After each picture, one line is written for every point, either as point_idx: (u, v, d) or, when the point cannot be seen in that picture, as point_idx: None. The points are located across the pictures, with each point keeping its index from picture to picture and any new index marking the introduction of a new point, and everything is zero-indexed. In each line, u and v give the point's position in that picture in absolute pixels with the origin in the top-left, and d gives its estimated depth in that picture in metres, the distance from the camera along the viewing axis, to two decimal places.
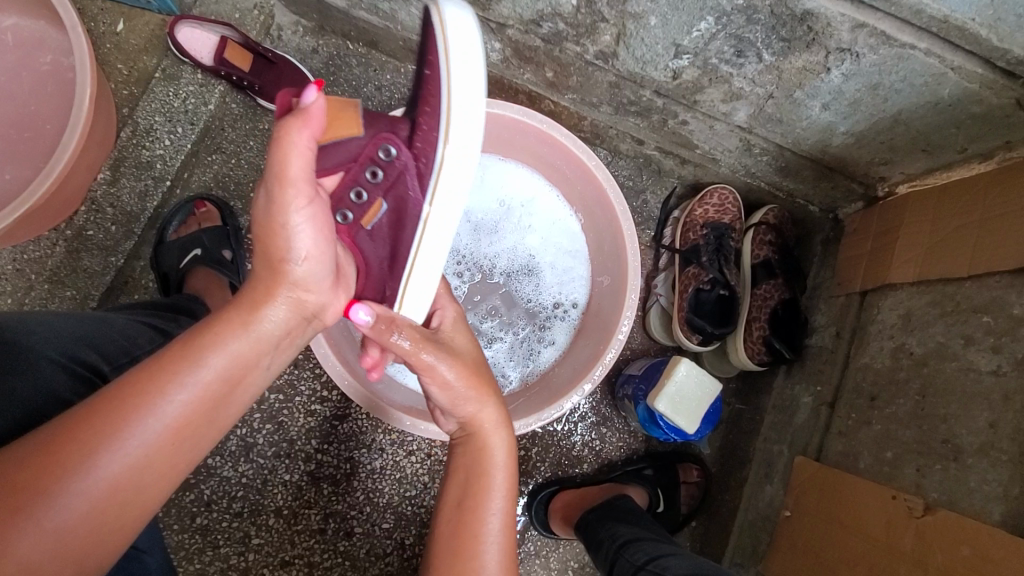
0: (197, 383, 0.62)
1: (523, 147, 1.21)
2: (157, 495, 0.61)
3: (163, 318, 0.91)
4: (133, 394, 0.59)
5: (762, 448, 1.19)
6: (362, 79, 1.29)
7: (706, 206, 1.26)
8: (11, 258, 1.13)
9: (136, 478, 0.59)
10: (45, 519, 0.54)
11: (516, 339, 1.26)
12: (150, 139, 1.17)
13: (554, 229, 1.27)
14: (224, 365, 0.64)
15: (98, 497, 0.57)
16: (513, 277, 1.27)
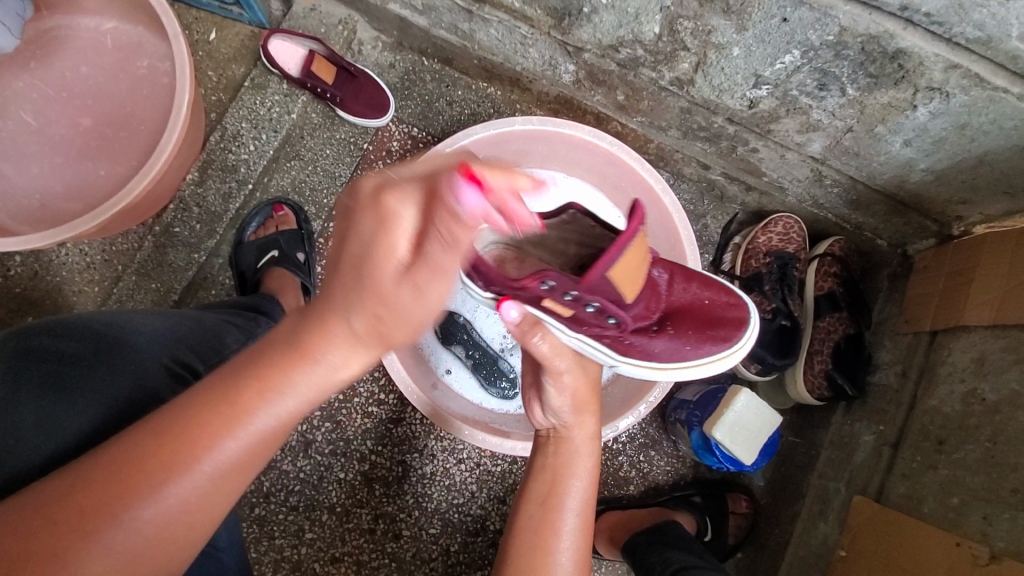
0: (244, 429, 0.57)
1: (589, 168, 1.23)
2: (213, 521, 0.61)
3: (245, 318, 0.96)
4: (179, 437, 0.57)
5: (817, 484, 1.17)
6: (435, 94, 1.34)
7: (770, 234, 1.25)
8: (103, 248, 1.21)
9: (187, 511, 0.59)
10: (106, 543, 0.56)
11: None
12: (237, 145, 1.24)
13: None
14: (293, 404, 0.58)
15: (156, 526, 0.58)
16: None
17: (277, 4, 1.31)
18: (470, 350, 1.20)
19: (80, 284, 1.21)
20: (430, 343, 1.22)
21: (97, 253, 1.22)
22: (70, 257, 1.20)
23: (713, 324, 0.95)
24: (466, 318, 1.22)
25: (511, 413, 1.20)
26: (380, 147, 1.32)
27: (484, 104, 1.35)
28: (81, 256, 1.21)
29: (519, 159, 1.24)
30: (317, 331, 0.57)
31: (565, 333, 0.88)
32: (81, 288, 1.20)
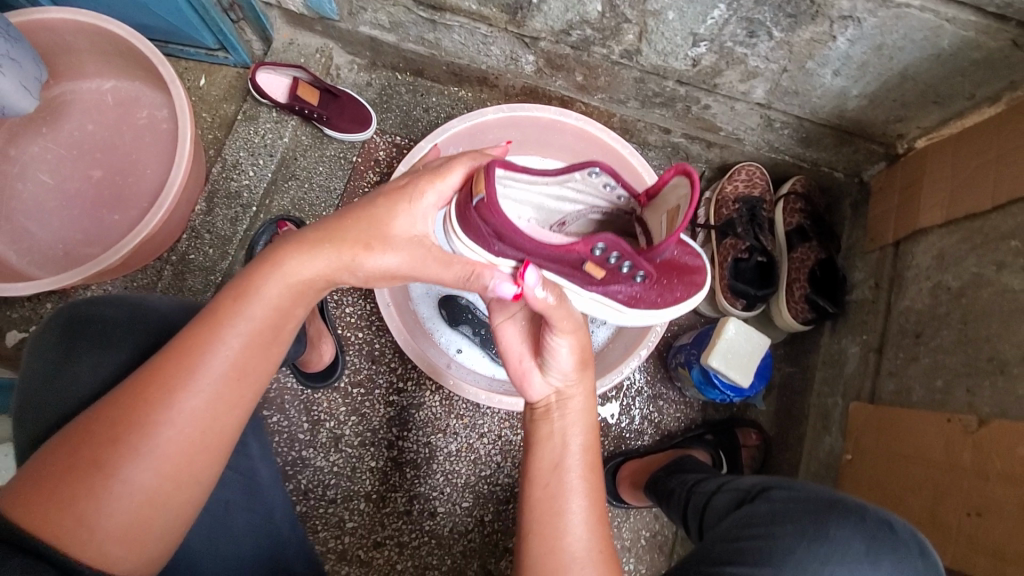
0: (245, 328, 0.69)
1: (562, 147, 1.34)
2: (234, 425, 0.69)
3: None
4: (188, 347, 0.67)
5: (818, 403, 1.24)
6: (412, 104, 1.46)
7: (736, 183, 1.35)
8: (124, 285, 1.31)
9: (209, 414, 0.67)
10: (148, 449, 0.65)
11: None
12: (237, 172, 1.35)
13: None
14: (262, 316, 0.71)
15: (186, 428, 0.66)
16: None
17: (258, 44, 1.44)
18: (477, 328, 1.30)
19: None
20: (438, 326, 1.30)
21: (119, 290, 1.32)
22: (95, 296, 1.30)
23: (679, 272, 1.01)
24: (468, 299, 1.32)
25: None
26: (368, 158, 1.42)
27: (457, 106, 1.47)
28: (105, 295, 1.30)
29: None
30: (267, 262, 0.72)
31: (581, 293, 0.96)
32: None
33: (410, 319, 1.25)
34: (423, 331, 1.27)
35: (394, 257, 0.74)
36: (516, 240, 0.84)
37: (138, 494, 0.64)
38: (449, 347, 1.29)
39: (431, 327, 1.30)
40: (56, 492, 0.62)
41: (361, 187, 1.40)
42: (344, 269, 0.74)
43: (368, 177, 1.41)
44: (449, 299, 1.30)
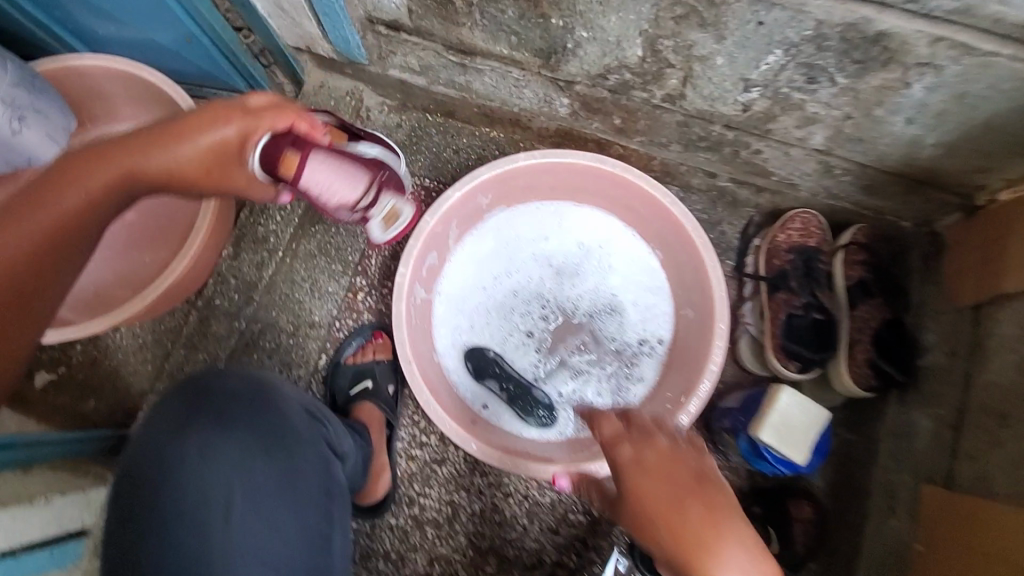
0: (84, 187, 0.82)
1: (596, 193, 1.26)
2: (3, 253, 0.77)
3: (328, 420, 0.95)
4: (18, 217, 0.78)
5: (883, 478, 1.11)
6: (442, 145, 1.42)
7: (789, 231, 1.25)
8: (154, 328, 1.30)
9: (57, 234, 0.80)
10: (63, 277, 0.84)
11: (602, 381, 1.24)
12: (265, 217, 1.33)
13: (636, 266, 1.29)
14: (87, 189, 0.82)
15: (26, 246, 0.78)
16: (597, 317, 1.27)
17: (291, 86, 1.44)
18: (505, 384, 1.22)
19: (135, 363, 1.30)
20: (465, 381, 1.22)
21: (149, 332, 1.31)
22: (126, 339, 1.30)
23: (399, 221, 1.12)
24: (496, 352, 1.24)
25: (553, 440, 1.19)
26: None
27: (489, 147, 1.42)
28: (135, 338, 1.30)
29: (528, 194, 1.28)
30: (54, 182, 0.81)
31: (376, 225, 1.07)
32: (137, 367, 1.29)
33: (432, 373, 1.16)
34: (447, 385, 1.19)
35: (179, 150, 0.86)
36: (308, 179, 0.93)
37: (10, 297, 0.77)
38: (475, 404, 1.20)
39: (457, 381, 1.22)
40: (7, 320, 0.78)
41: None
42: (126, 175, 0.84)
43: None
44: (477, 353, 1.23)
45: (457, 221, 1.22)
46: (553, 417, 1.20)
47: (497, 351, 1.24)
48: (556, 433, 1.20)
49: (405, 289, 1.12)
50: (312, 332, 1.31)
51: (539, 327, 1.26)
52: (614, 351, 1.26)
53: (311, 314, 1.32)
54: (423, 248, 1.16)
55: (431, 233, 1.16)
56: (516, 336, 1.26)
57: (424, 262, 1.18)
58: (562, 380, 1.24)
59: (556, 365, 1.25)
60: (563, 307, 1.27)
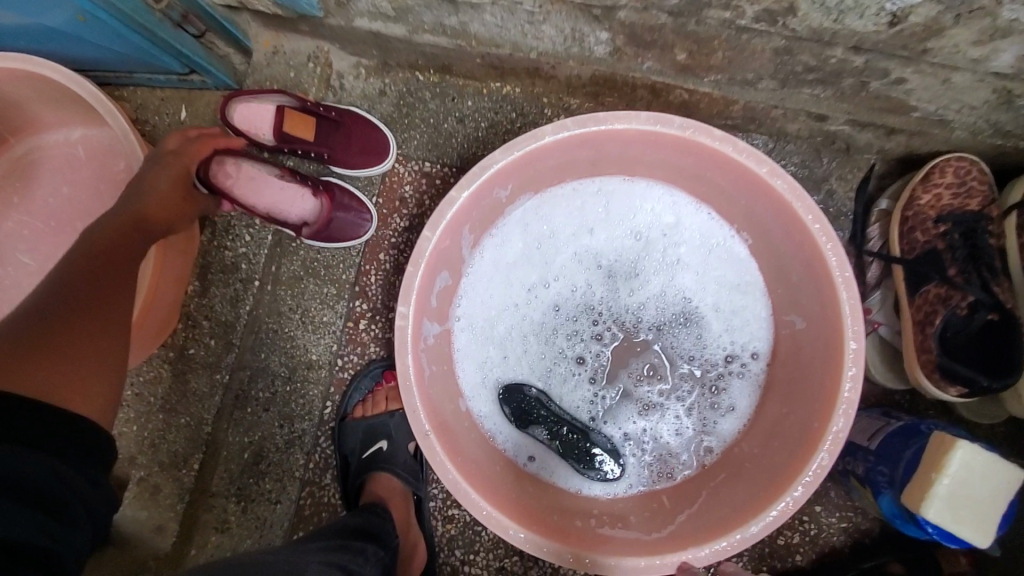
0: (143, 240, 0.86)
1: (656, 163, 0.91)
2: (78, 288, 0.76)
3: (348, 552, 0.76)
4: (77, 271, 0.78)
5: None
6: (441, 114, 1.07)
7: (939, 189, 0.87)
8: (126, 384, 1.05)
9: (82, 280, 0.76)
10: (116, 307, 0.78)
11: (679, 413, 0.96)
12: (231, 238, 1.05)
13: (715, 256, 0.96)
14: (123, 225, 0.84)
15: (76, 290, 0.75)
16: (666, 328, 0.98)
17: (238, 56, 1.11)
18: (554, 429, 0.95)
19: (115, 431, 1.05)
20: (502, 430, 0.95)
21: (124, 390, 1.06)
22: None
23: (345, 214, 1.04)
24: (539, 387, 0.97)
25: (622, 497, 0.93)
26: (391, 196, 1.08)
27: (503, 108, 1.06)
28: None
29: (562, 174, 0.94)
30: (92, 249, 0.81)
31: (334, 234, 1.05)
32: (118, 430, 1.04)
33: (460, 431, 0.89)
34: (481, 439, 0.93)
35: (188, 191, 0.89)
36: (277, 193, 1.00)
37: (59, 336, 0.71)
38: (518, 457, 0.95)
39: (492, 431, 0.95)
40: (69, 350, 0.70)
41: (386, 237, 1.08)
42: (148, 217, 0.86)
43: (394, 223, 1.08)
44: (514, 392, 0.95)
45: (471, 224, 0.91)
46: (619, 468, 0.94)
47: (540, 385, 0.97)
48: (625, 487, 0.94)
49: (412, 333, 0.83)
50: (311, 374, 1.07)
51: (592, 348, 0.98)
52: (693, 372, 0.97)
53: (307, 352, 1.07)
54: (429, 272, 0.86)
55: (436, 250, 0.85)
56: (563, 363, 0.98)
57: (432, 288, 0.88)
58: (628, 415, 0.97)
59: (617, 396, 0.97)
60: (622, 319, 0.98)
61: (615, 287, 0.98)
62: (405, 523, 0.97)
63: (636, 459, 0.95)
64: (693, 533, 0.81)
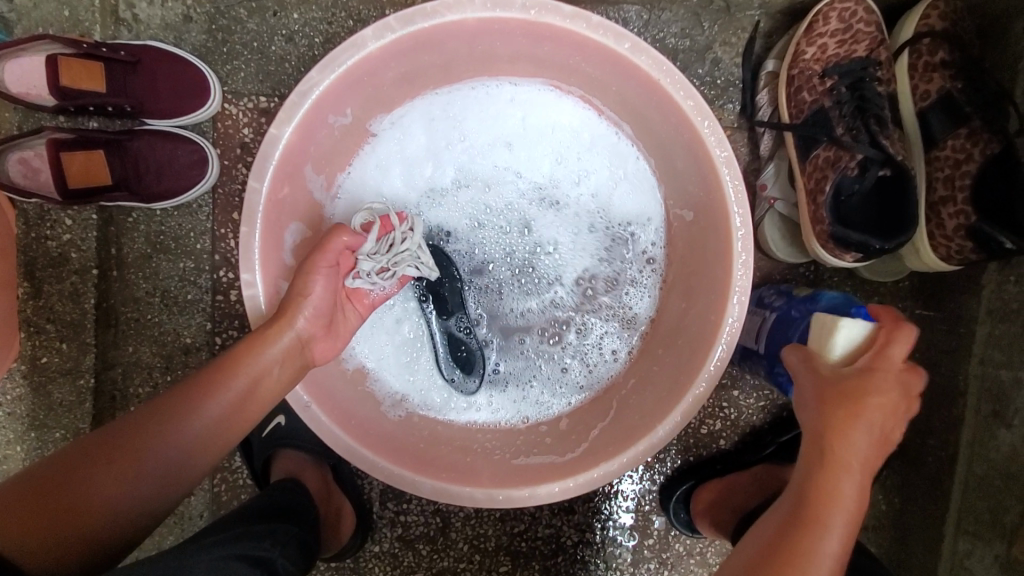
0: (321, 315, 0.70)
1: (514, 55, 0.79)
2: (169, 428, 0.60)
3: (258, 535, 0.66)
4: (205, 381, 0.62)
5: (982, 373, 0.83)
6: (266, 34, 0.90)
7: (820, 41, 0.80)
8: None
9: (141, 416, 0.60)
10: (145, 452, 0.59)
11: (567, 344, 0.90)
12: (48, 224, 0.91)
13: (612, 168, 0.86)
14: (282, 350, 0.66)
15: (134, 420, 0.60)
16: (575, 232, 0.89)
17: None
18: (467, 352, 0.87)
19: None
20: (381, 363, 0.87)
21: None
22: None
23: (174, 166, 0.89)
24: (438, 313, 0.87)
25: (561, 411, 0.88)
26: (229, 144, 0.92)
27: (337, 17, 0.90)
28: None
29: (410, 86, 0.81)
30: (251, 340, 0.65)
31: (166, 193, 0.89)
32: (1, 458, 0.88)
33: (344, 390, 0.82)
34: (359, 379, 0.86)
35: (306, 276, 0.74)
36: (89, 155, 0.86)
37: (70, 479, 0.57)
38: (390, 403, 0.86)
39: (377, 370, 0.87)
40: (84, 467, 0.57)
41: (236, 193, 0.93)
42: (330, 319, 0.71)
43: (241, 174, 0.93)
44: (394, 312, 0.88)
45: (313, 162, 0.78)
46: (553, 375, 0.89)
47: (435, 303, 0.87)
48: (561, 398, 0.89)
49: (266, 305, 0.73)
50: (190, 359, 0.96)
51: (482, 263, 0.90)
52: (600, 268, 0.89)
53: (178, 336, 0.96)
54: (270, 229, 0.73)
55: (274, 202, 0.73)
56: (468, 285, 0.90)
57: (282, 245, 0.77)
58: (552, 319, 0.91)
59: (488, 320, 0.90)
60: (519, 223, 0.88)
61: (525, 214, 0.88)
62: (326, 490, 0.91)
63: (501, 380, 0.90)
64: (606, 446, 0.78)
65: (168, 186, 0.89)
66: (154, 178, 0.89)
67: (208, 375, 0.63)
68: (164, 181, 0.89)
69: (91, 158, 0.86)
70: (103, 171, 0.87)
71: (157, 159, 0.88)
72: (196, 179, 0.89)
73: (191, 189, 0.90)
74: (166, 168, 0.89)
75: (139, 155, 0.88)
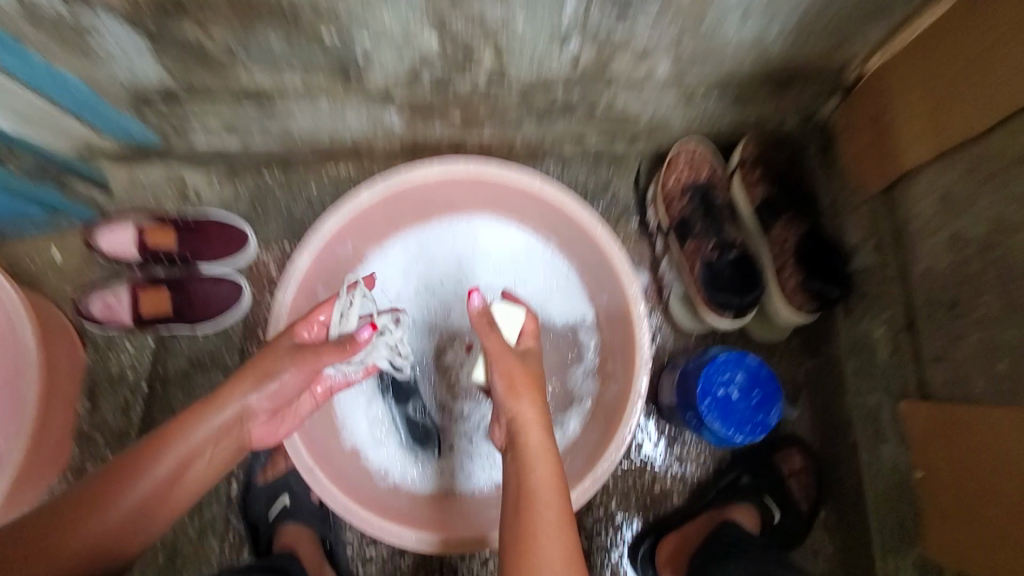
0: (256, 398, 0.82)
1: (465, 198, 1.12)
2: (121, 495, 0.72)
3: None
4: (154, 451, 0.75)
5: (857, 405, 1.00)
6: (291, 202, 1.25)
7: (677, 172, 1.12)
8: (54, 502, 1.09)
9: (98, 486, 0.72)
10: (100, 516, 0.70)
11: None
12: (115, 350, 1.16)
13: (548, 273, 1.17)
14: (223, 421, 0.80)
15: (92, 488, 0.72)
16: None
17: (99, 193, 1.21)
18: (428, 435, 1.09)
19: None
20: (365, 445, 1.08)
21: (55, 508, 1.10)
22: None
23: (217, 298, 1.16)
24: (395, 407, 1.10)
25: None
26: (260, 280, 1.22)
27: (343, 187, 1.27)
28: None
29: (395, 225, 1.13)
30: (195, 415, 0.80)
31: (209, 319, 1.16)
32: None
33: (343, 463, 1.01)
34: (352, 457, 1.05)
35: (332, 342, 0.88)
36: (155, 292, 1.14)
37: None
38: (378, 477, 1.05)
39: (362, 450, 1.07)
40: (49, 531, 0.67)
41: (263, 315, 1.21)
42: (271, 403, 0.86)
43: (267, 301, 1.22)
44: (368, 405, 1.10)
45: (323, 282, 1.07)
46: None
47: (394, 395, 1.10)
48: None
49: None
50: None
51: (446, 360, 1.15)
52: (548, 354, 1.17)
53: None
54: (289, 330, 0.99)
55: (293, 309, 1.00)
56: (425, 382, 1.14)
57: None
58: None
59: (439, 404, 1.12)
60: None
61: None
62: (318, 566, 1.02)
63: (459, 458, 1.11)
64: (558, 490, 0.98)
65: (211, 313, 1.16)
66: (200, 308, 1.16)
67: (158, 445, 0.76)
68: (208, 310, 1.16)
69: (156, 295, 1.14)
70: (162, 303, 1.14)
71: (204, 294, 1.16)
72: (230, 308, 1.17)
73: (228, 315, 1.17)
74: (210, 300, 1.16)
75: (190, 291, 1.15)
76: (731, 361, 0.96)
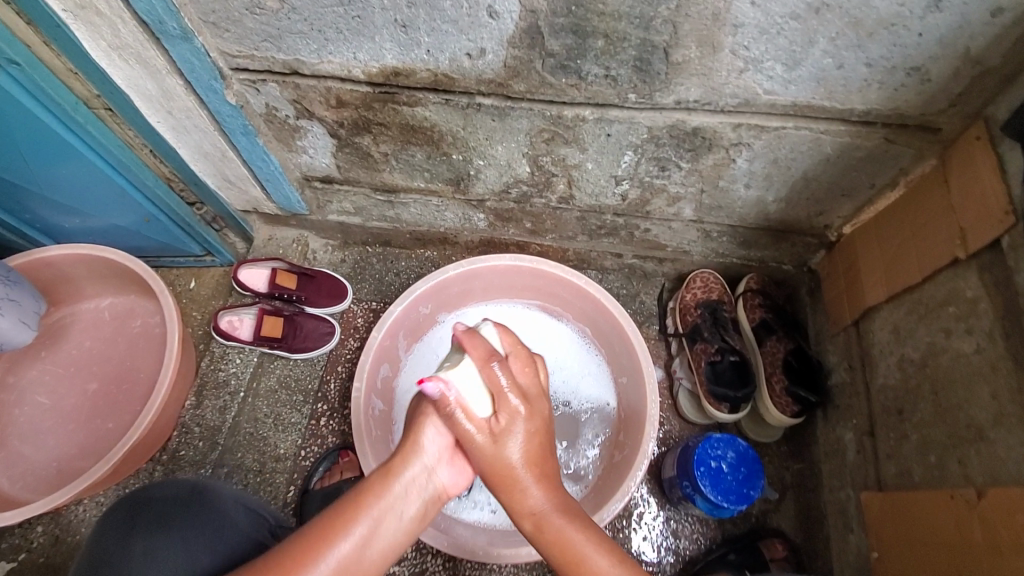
0: None
1: (524, 287, 1.41)
2: None
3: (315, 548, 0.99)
4: None
5: (833, 499, 1.21)
6: (385, 270, 1.58)
7: (694, 291, 1.41)
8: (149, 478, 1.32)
9: None
10: None
11: None
12: (225, 361, 1.45)
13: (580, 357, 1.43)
14: None
15: None
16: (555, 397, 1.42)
17: (241, 243, 1.59)
18: None
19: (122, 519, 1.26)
20: None
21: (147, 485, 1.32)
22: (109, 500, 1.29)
23: (316, 334, 1.45)
24: None
25: None
26: (348, 326, 1.51)
27: (427, 266, 1.60)
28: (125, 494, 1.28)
29: (466, 298, 1.43)
30: None
31: (308, 349, 1.44)
32: None
33: None
34: None
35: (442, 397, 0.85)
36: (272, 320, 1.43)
37: None
38: None
39: None
40: None
41: (343, 354, 1.48)
42: None
43: (350, 343, 1.49)
44: None
45: (404, 331, 1.35)
46: None
47: None
48: None
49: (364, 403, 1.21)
50: (278, 465, 1.36)
51: None
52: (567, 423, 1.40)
53: (275, 447, 1.37)
54: (374, 361, 1.26)
55: (380, 347, 1.27)
56: None
57: (377, 373, 1.28)
58: None
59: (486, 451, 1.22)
60: None
61: None
62: None
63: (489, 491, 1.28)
64: None
65: (310, 344, 1.44)
66: (302, 339, 1.43)
67: None
68: (308, 342, 1.44)
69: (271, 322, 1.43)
70: (275, 330, 1.42)
71: (307, 328, 1.45)
72: (323, 343, 1.45)
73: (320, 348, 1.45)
74: (312, 334, 1.45)
75: (298, 324, 1.45)
76: (723, 441, 1.16)
